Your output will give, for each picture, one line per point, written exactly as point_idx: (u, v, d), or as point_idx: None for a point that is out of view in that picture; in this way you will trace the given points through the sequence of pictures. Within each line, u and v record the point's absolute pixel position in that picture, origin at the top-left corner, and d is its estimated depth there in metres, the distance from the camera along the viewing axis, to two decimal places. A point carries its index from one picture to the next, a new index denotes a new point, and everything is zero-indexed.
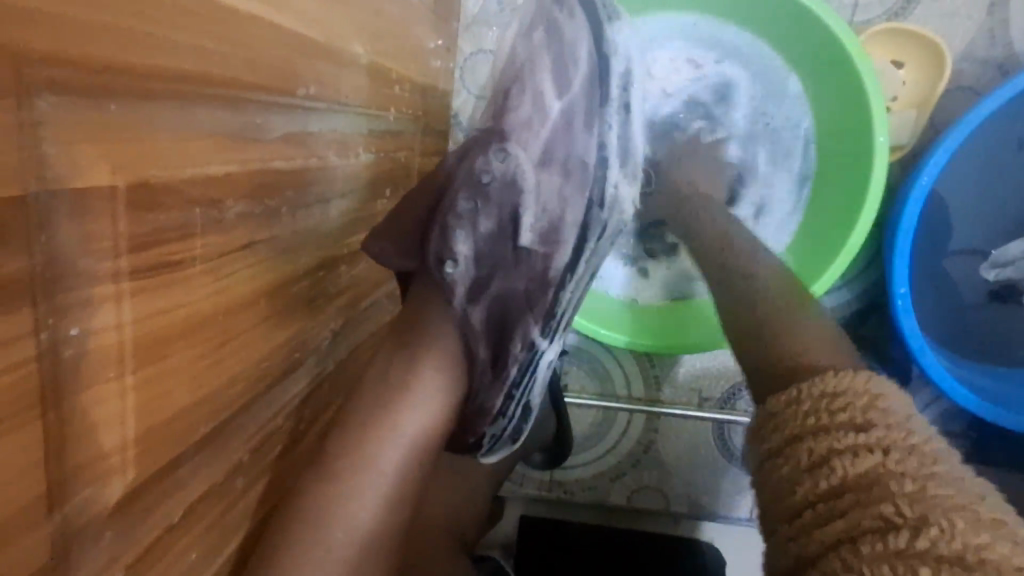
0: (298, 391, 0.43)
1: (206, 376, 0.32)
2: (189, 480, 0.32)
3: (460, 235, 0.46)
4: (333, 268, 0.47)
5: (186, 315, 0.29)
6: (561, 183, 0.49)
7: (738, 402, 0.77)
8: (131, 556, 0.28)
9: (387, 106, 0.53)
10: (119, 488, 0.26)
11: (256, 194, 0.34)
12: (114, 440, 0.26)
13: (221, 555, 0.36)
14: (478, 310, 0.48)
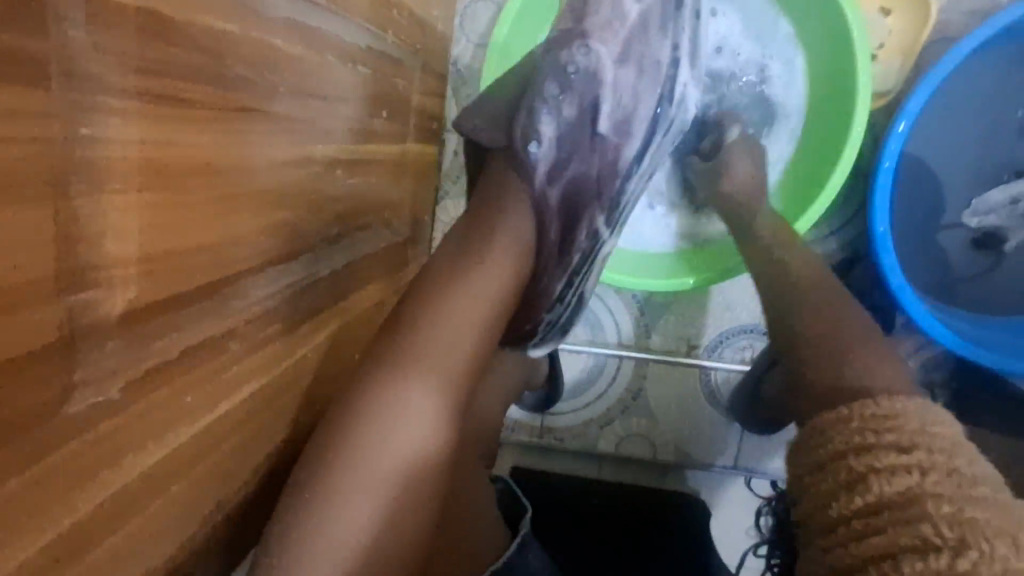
0: (292, 280, 0.51)
1: (206, 225, 0.38)
2: (187, 325, 0.38)
3: (544, 117, 0.59)
4: (331, 172, 0.55)
5: (187, 155, 0.35)
6: (636, 79, 0.62)
7: (721, 350, 0.98)
8: (130, 375, 0.34)
9: (385, 28, 0.63)
10: (122, 302, 0.32)
11: (257, 65, 0.41)
12: (120, 251, 0.31)
13: (219, 414, 0.43)
14: (554, 191, 0.59)
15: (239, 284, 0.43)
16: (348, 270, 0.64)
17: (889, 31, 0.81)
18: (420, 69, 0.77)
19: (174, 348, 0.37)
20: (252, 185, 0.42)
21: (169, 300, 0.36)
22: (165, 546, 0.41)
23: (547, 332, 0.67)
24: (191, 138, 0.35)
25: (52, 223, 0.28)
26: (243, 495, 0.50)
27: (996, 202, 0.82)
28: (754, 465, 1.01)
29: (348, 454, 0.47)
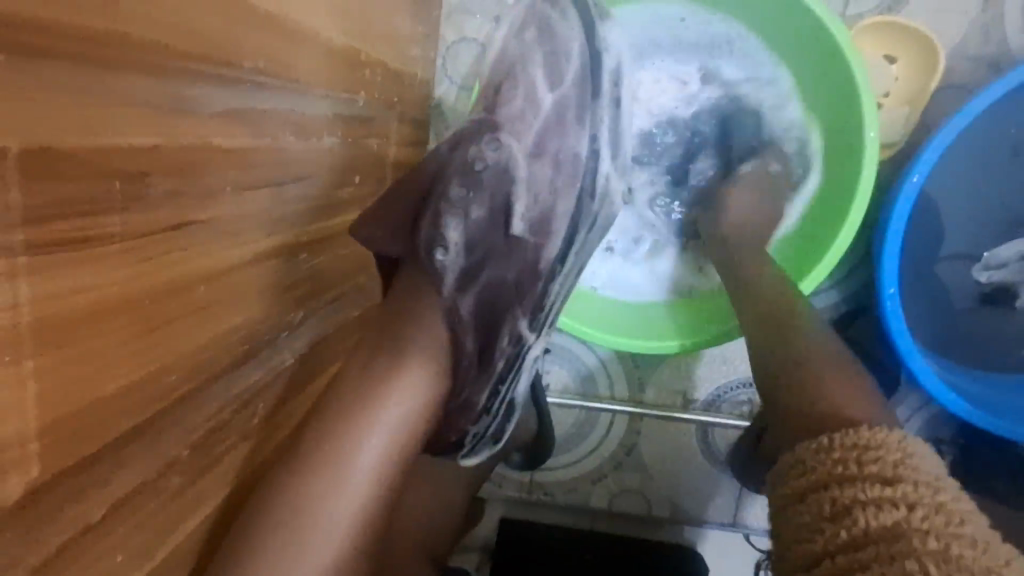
0: (250, 385, 0.47)
1: (129, 365, 0.33)
2: (111, 478, 0.33)
3: (450, 222, 0.55)
4: (292, 257, 0.51)
5: (99, 299, 0.30)
6: (551, 176, 0.59)
7: (719, 405, 0.93)
8: (37, 559, 0.29)
9: (355, 91, 0.59)
10: (21, 485, 0.28)
11: (190, 171, 0.36)
12: (14, 431, 0.27)
13: (155, 558, 0.38)
14: (468, 301, 0.55)
15: (178, 410, 0.38)
16: (319, 352, 0.59)
17: (893, 80, 0.77)
18: (396, 122, 0.73)
19: (91, 509, 0.32)
20: (188, 302, 0.37)
21: (86, 462, 0.31)
22: None
23: (474, 445, 0.60)
24: (103, 277, 0.30)
25: None
26: None
27: (1008, 255, 0.79)
28: (751, 520, 0.97)
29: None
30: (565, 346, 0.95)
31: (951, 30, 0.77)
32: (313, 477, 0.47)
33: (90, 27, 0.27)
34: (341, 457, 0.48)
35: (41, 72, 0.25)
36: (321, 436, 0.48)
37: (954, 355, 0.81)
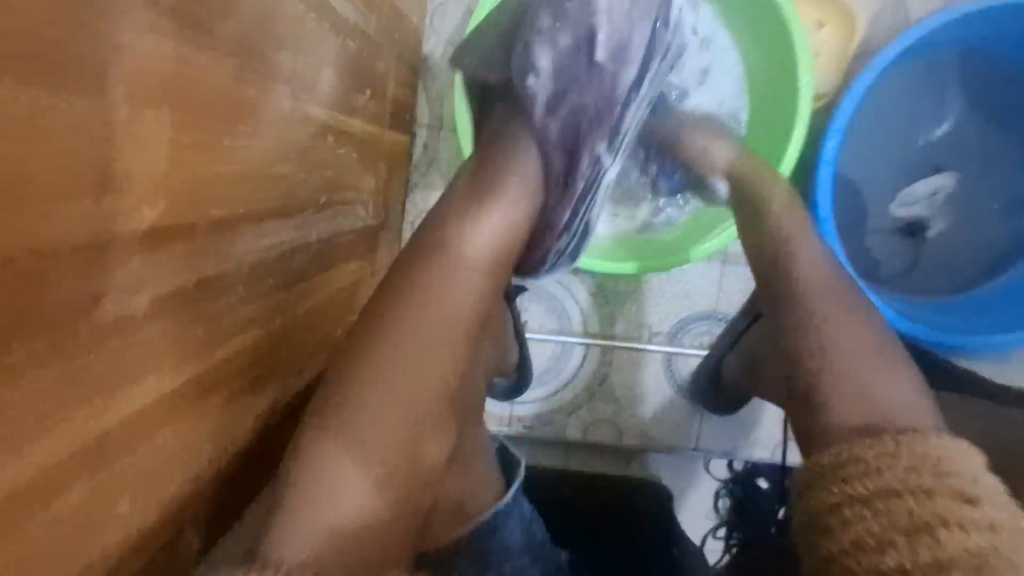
0: (286, 238, 0.52)
1: (216, 159, 0.39)
2: (199, 256, 0.39)
3: (541, 50, 0.61)
4: (323, 138, 0.57)
5: (202, 84, 0.36)
6: (629, 7, 0.61)
7: (681, 336, 1.04)
8: (149, 295, 0.35)
9: (370, 10, 0.66)
10: (147, 217, 0.33)
11: (265, 13, 0.42)
12: (146, 165, 0.32)
13: (220, 353, 0.44)
14: (554, 122, 0.62)
15: (235, 232, 0.43)
16: (331, 243, 0.65)
17: (824, 42, 0.90)
18: (396, 59, 0.80)
19: (172, 285, 0.37)
20: (248, 134, 0.42)
21: (186, 227, 0.37)
22: (146, 500, 0.39)
23: (557, 261, 0.67)
24: (192, 73, 0.35)
25: (94, 123, 0.29)
26: (232, 453, 0.49)
27: (919, 192, 0.92)
28: (711, 445, 1.06)
29: (363, 388, 0.51)
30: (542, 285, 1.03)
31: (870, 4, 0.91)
32: (424, 296, 0.54)
33: None
34: (447, 281, 0.55)
35: None
36: (430, 261, 0.56)
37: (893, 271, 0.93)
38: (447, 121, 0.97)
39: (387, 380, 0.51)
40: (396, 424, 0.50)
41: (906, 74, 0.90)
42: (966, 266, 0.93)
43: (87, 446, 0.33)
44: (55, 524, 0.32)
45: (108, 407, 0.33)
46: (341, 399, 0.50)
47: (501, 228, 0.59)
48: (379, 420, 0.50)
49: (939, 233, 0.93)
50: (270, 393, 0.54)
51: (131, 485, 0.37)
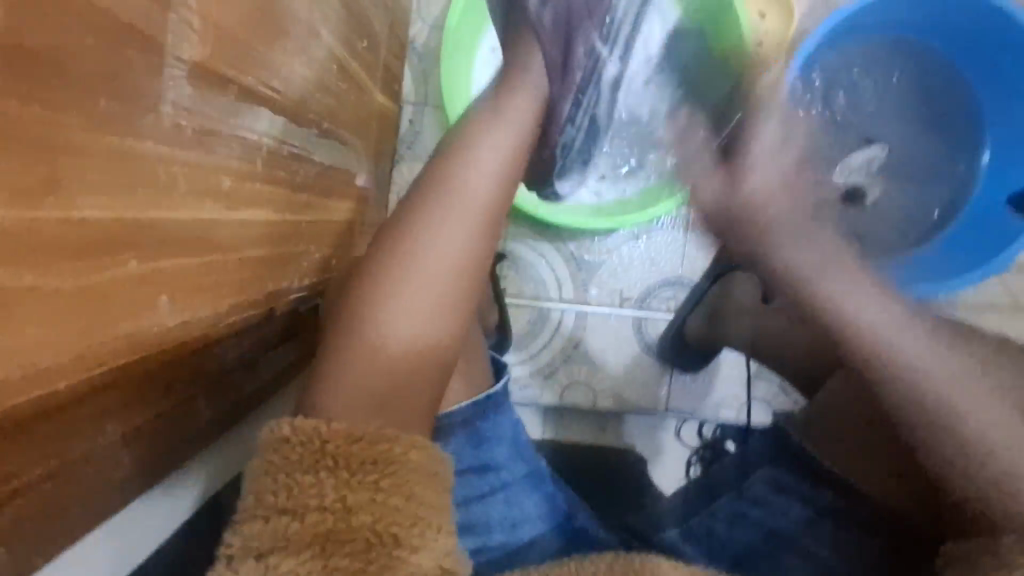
0: (294, 143, 0.57)
1: (246, 32, 0.43)
2: (227, 115, 0.43)
3: None
4: (328, 64, 0.62)
5: None
6: None
7: (650, 301, 1.10)
8: (191, 129, 0.38)
9: None
10: (194, 55, 0.37)
11: None
12: (197, 6, 0.37)
13: (242, 219, 0.47)
14: (547, 16, 0.70)
15: (253, 102, 0.47)
16: (329, 172, 0.69)
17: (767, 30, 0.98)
18: (389, 26, 0.86)
19: (204, 119, 0.40)
20: (268, 14, 0.46)
21: (220, 82, 0.41)
22: (184, 323, 0.41)
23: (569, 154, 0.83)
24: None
25: None
26: (242, 321, 0.51)
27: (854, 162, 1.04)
28: (680, 408, 1.11)
29: (388, 286, 0.57)
30: (519, 253, 1.09)
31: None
32: (434, 207, 0.60)
33: None
34: (454, 194, 0.61)
35: None
36: (438, 176, 0.62)
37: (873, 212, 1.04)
38: (432, 98, 1.01)
39: (405, 280, 0.58)
40: (414, 318, 0.57)
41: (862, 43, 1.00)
42: (918, 220, 1.05)
43: (150, 248, 0.36)
44: (123, 300, 0.34)
45: (163, 205, 0.36)
46: (366, 295, 0.57)
47: (503, 144, 0.64)
48: (426, 285, 0.58)
49: (875, 199, 1.06)
50: (278, 283, 0.57)
51: (176, 299, 0.40)
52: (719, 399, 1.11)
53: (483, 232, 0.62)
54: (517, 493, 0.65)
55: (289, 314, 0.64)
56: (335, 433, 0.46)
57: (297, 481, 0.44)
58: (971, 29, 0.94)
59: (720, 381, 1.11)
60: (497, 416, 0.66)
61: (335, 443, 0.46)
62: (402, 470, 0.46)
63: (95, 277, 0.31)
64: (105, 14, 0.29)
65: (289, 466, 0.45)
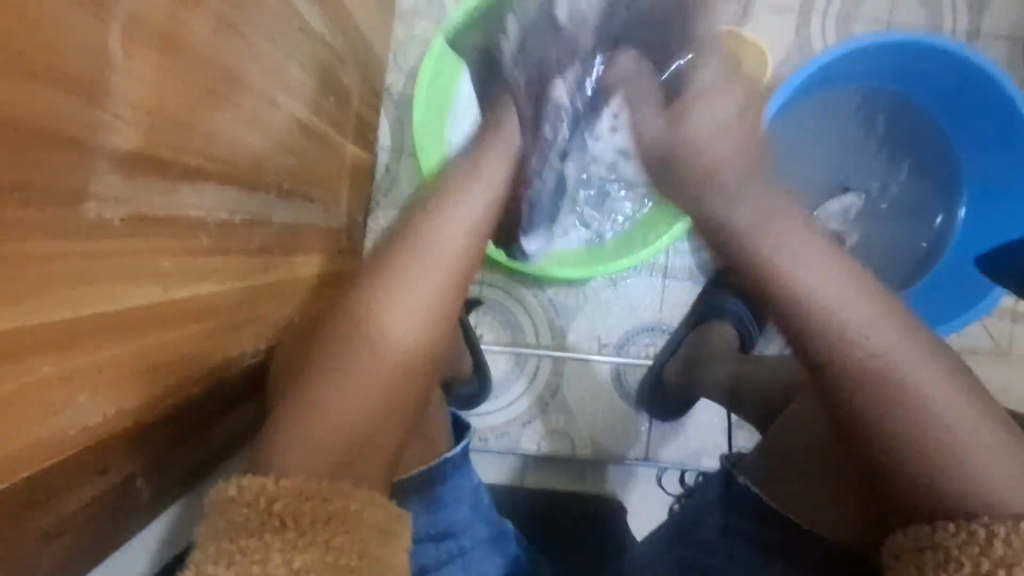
0: (248, 209, 0.56)
1: (188, 110, 0.43)
2: (166, 194, 0.42)
3: (512, 18, 0.70)
4: (289, 127, 0.61)
5: (182, 38, 0.40)
6: None
7: (629, 347, 1.09)
8: (123, 214, 0.38)
9: (338, 25, 0.72)
10: (128, 143, 0.37)
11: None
12: (129, 95, 0.36)
13: (187, 291, 0.46)
14: (520, 75, 0.68)
15: (198, 178, 0.46)
16: (292, 229, 0.68)
17: None
18: (362, 78, 0.86)
19: (141, 203, 0.39)
20: (215, 91, 0.46)
21: (157, 163, 0.40)
22: (113, 410, 0.40)
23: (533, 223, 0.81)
24: (169, 16, 0.39)
25: (94, 48, 0.33)
26: (186, 397, 0.50)
27: (832, 209, 1.04)
28: (663, 456, 1.09)
29: (357, 340, 0.56)
30: (496, 300, 1.08)
31: (781, 45, 1.01)
32: (409, 260, 0.60)
33: None
34: (430, 248, 0.61)
35: None
36: (412, 230, 0.62)
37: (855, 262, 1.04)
38: (409, 145, 1.01)
39: (374, 334, 0.56)
40: (383, 371, 0.55)
41: (836, 93, 1.01)
42: (896, 270, 1.05)
43: (75, 340, 0.35)
44: (36, 402, 0.33)
45: (89, 300, 0.35)
46: (338, 348, 0.56)
47: (480, 200, 0.65)
48: (395, 341, 0.57)
49: (855, 245, 1.05)
50: (229, 352, 0.56)
51: (101, 390, 0.38)
52: (701, 448, 1.09)
53: (455, 292, 0.61)
54: (477, 559, 0.63)
55: (247, 376, 0.63)
56: (282, 490, 0.45)
57: (244, 544, 0.42)
58: (944, 81, 0.94)
59: (700, 429, 1.10)
60: (457, 478, 0.64)
61: (284, 501, 0.44)
62: (357, 527, 0.44)
63: (4, 386, 0.30)
64: (16, 126, 0.28)
65: (233, 531, 0.42)
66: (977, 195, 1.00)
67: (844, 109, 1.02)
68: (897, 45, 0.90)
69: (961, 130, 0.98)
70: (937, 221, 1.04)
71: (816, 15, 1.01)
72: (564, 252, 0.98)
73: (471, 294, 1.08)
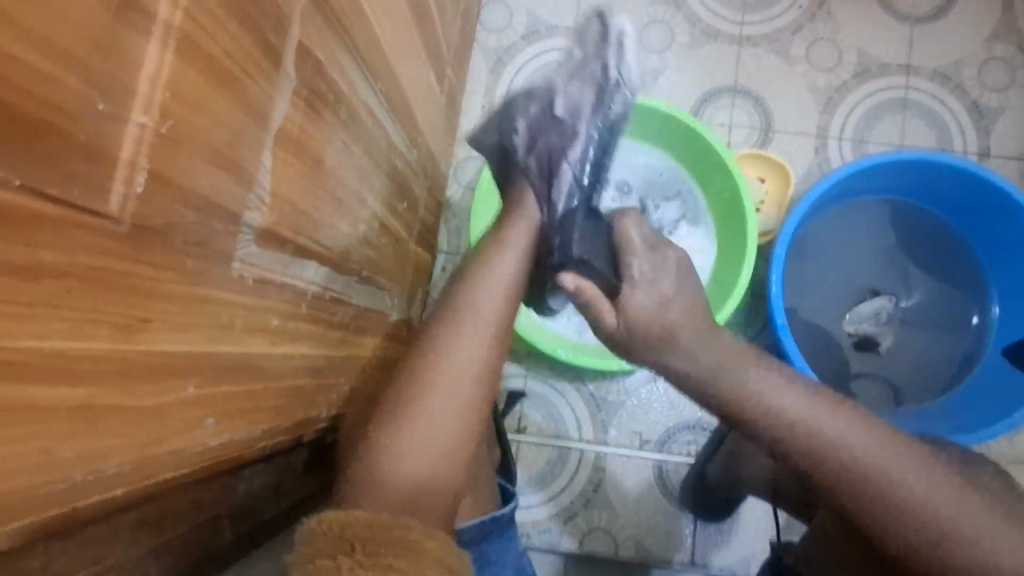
0: (334, 289, 0.65)
1: (303, 200, 0.53)
2: (281, 265, 0.51)
3: (519, 119, 0.76)
4: (370, 223, 0.72)
5: (306, 147, 0.51)
6: (573, 81, 0.74)
7: (670, 444, 1.10)
8: (253, 276, 0.47)
9: (413, 144, 0.85)
10: (264, 220, 0.47)
11: (348, 120, 0.59)
12: (270, 184, 0.47)
13: (285, 349, 0.54)
14: (531, 160, 0.75)
15: (303, 255, 0.56)
16: (365, 312, 0.77)
17: (766, 192, 1.09)
18: (427, 188, 0.99)
19: (265, 270, 0.49)
20: (323, 186, 0.57)
21: (278, 240, 0.50)
22: (223, 444, 0.46)
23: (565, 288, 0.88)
24: (301, 128, 0.50)
25: (255, 150, 0.44)
26: (273, 446, 0.56)
27: (861, 311, 1.08)
28: (709, 559, 1.08)
29: (420, 398, 0.64)
30: (541, 392, 1.12)
31: (799, 163, 1.12)
32: (454, 326, 0.69)
33: (337, 22, 0.53)
34: (472, 316, 0.70)
35: (322, 32, 0.50)
36: (457, 299, 0.71)
37: (893, 368, 1.08)
38: (463, 248, 1.12)
39: (433, 389, 0.65)
40: (443, 422, 0.64)
41: (855, 207, 1.09)
42: (932, 373, 1.07)
43: (213, 369, 0.43)
44: (179, 417, 0.40)
45: (221, 338, 0.43)
46: (402, 415, 0.63)
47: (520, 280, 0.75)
48: (449, 406, 0.65)
49: (889, 347, 1.09)
50: (308, 412, 0.62)
51: (219, 421, 0.45)
52: (745, 553, 1.07)
53: (492, 355, 0.69)
54: None
55: (317, 438, 0.69)
56: (354, 520, 0.49)
57: (323, 567, 0.45)
58: (952, 193, 1.02)
59: (745, 530, 1.08)
60: (502, 540, 0.70)
61: (356, 529, 0.48)
62: (422, 558, 0.48)
63: (160, 396, 0.37)
64: (201, 197, 0.38)
65: (311, 553, 0.46)
66: (1006, 295, 1.05)
67: (863, 219, 1.10)
68: (904, 164, 0.99)
69: (979, 235, 1.05)
70: (973, 320, 1.07)
71: (832, 137, 1.12)
72: (592, 344, 1.04)
73: (516, 386, 1.12)
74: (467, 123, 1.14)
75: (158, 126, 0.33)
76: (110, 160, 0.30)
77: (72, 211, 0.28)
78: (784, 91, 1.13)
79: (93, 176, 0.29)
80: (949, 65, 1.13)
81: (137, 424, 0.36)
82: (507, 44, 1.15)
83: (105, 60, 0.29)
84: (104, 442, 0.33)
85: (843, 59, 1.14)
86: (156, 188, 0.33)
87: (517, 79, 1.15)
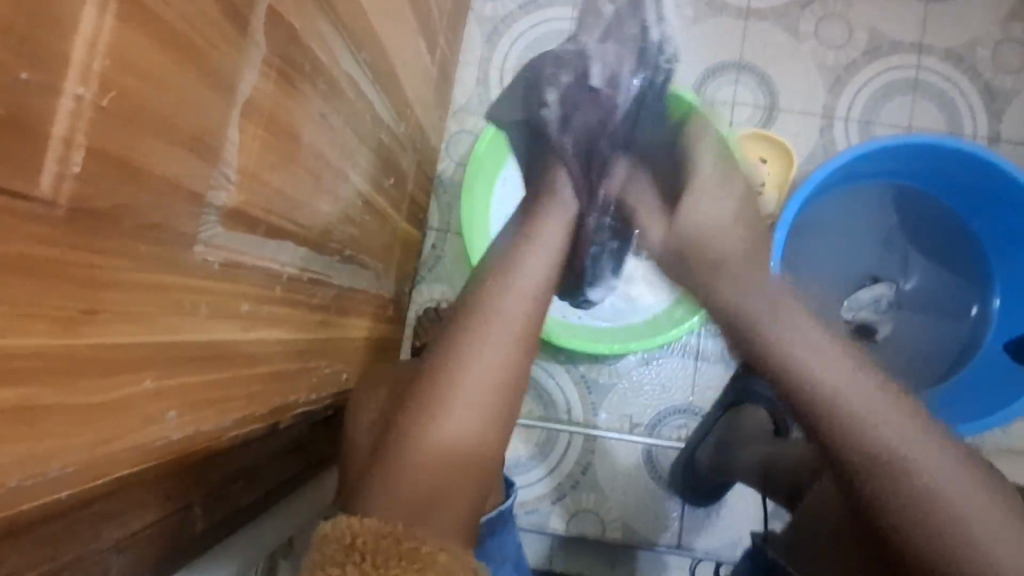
0: (314, 270, 0.62)
1: (275, 177, 0.50)
2: (252, 248, 0.49)
3: (550, 90, 0.72)
4: (353, 201, 0.69)
5: (279, 123, 0.48)
6: (617, 48, 0.70)
7: (660, 428, 1.09)
8: (220, 259, 0.44)
9: (401, 117, 0.81)
10: (232, 200, 0.44)
11: (326, 93, 0.56)
12: (239, 160, 0.44)
13: (258, 335, 0.52)
14: (566, 141, 0.73)
15: (277, 236, 0.53)
16: (348, 292, 0.74)
17: (768, 173, 1.05)
18: (417, 163, 0.95)
19: (233, 252, 0.46)
20: (299, 163, 0.53)
21: (248, 221, 0.47)
22: (189, 436, 0.44)
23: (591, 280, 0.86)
24: (272, 100, 0.46)
25: (219, 124, 0.40)
26: (247, 436, 0.54)
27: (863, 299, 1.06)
28: (696, 543, 1.07)
29: (433, 400, 0.62)
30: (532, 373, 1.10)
31: (803, 145, 1.08)
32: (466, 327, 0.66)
33: None
34: (492, 318, 0.67)
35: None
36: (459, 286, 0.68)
37: (894, 358, 1.06)
38: (454, 225, 1.09)
39: (455, 390, 0.63)
40: (449, 412, 0.62)
41: (861, 191, 1.06)
42: (928, 363, 1.06)
43: (176, 353, 0.41)
44: (133, 410, 0.37)
45: (183, 325, 0.41)
46: (412, 412, 0.62)
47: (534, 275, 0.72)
48: (457, 399, 0.63)
49: (888, 335, 1.07)
50: (284, 397, 0.60)
51: (182, 413, 0.43)
52: (733, 536, 1.07)
53: (508, 347, 0.67)
54: None
55: (299, 419, 0.67)
56: (365, 529, 0.49)
57: None
58: (965, 182, 0.98)
59: (733, 516, 1.08)
60: (502, 532, 0.70)
61: (364, 539, 0.49)
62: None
63: (109, 392, 0.35)
64: (155, 176, 0.35)
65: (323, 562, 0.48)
66: (1010, 287, 1.02)
67: (870, 205, 1.07)
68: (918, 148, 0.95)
69: (987, 224, 1.02)
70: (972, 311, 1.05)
71: (838, 118, 1.08)
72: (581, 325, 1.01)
73: None
74: (461, 96, 1.10)
75: (99, 99, 0.30)
76: (39, 138, 0.27)
77: (3, 197, 0.26)
78: (791, 68, 1.09)
79: (21, 155, 0.26)
80: (961, 45, 1.08)
81: (86, 422, 0.33)
82: (503, 13, 1.10)
83: (34, 24, 0.26)
84: (45, 443, 0.31)
85: (852, 36, 1.09)
86: (97, 167, 0.30)
87: (514, 49, 1.10)
